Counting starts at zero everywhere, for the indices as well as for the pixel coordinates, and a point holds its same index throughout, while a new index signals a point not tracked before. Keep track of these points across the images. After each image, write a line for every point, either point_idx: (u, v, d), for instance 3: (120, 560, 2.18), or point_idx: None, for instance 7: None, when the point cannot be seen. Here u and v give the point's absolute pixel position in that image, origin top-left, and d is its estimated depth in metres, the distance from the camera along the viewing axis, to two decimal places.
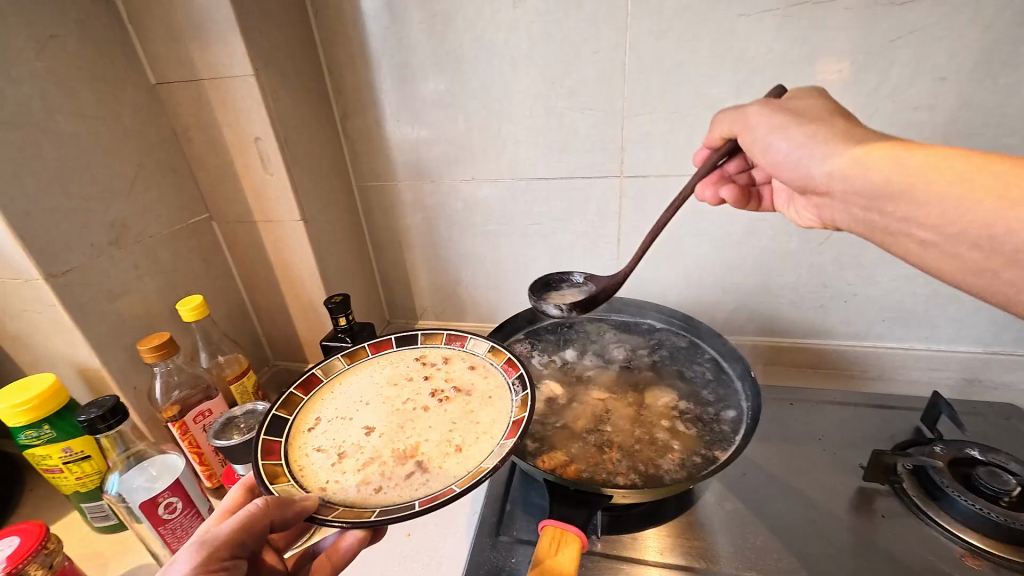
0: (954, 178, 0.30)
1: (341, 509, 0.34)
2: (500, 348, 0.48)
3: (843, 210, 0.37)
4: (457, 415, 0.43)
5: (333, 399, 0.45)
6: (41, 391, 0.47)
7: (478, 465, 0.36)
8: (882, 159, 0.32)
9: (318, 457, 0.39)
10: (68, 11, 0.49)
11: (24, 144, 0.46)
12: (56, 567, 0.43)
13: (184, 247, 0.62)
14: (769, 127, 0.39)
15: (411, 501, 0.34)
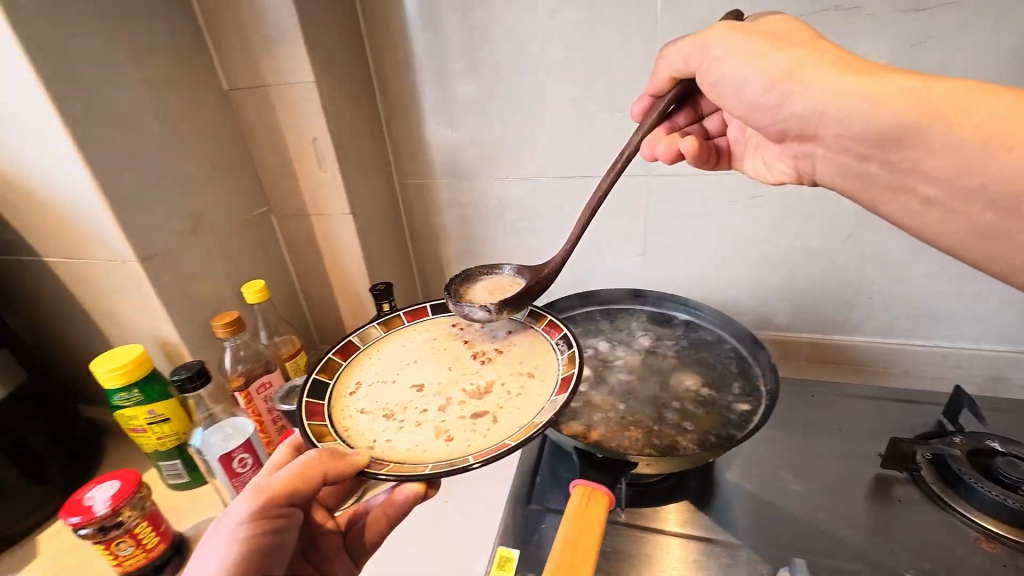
0: (970, 123, 0.30)
1: (392, 464, 0.37)
2: (540, 315, 0.54)
3: (831, 155, 0.39)
4: (500, 378, 0.46)
5: (372, 365, 0.49)
6: (131, 358, 0.54)
7: (533, 419, 0.40)
8: (890, 99, 0.32)
9: (363, 418, 0.43)
10: (160, 26, 0.56)
11: (126, 144, 0.53)
12: (146, 509, 0.50)
13: (247, 237, 0.69)
14: (739, 58, 0.39)
15: (464, 456, 0.37)
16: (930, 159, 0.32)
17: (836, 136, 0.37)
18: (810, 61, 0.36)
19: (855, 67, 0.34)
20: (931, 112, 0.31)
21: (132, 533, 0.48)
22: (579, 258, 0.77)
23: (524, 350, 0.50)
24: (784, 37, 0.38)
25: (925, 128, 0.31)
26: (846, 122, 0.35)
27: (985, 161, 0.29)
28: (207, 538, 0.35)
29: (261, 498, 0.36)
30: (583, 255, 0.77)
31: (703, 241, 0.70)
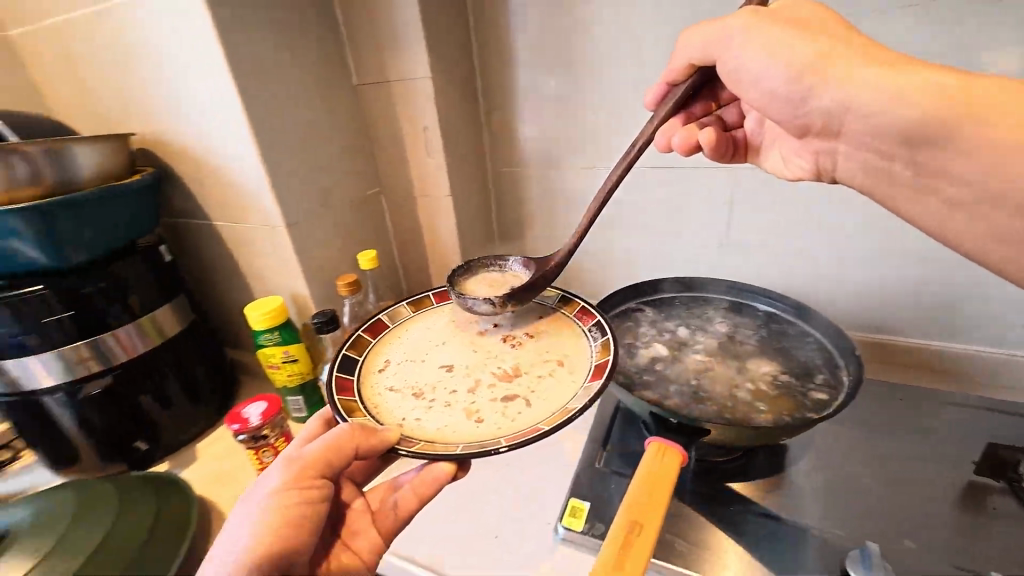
0: (1000, 124, 0.32)
1: (422, 443, 0.41)
2: (572, 301, 0.58)
3: (859, 145, 0.41)
4: (525, 367, 0.50)
5: (399, 349, 0.54)
6: (275, 306, 0.66)
7: (565, 405, 0.43)
8: (915, 97, 0.34)
9: (391, 397, 0.47)
10: (313, 32, 0.67)
11: (283, 129, 0.64)
12: (283, 429, 0.61)
13: (363, 213, 0.79)
14: (760, 48, 0.41)
15: (495, 439, 0.41)
16: (960, 159, 0.34)
17: (860, 129, 0.39)
18: (840, 48, 0.37)
19: (884, 59, 0.37)
20: (968, 105, 0.33)
21: (273, 445, 0.60)
22: (659, 247, 0.80)
23: (549, 339, 0.54)
24: (808, 25, 0.39)
25: (959, 126, 0.33)
26: (871, 115, 0.37)
27: (1009, 160, 0.32)
28: (246, 500, 0.39)
29: (298, 467, 0.40)
30: (663, 245, 0.79)
31: (775, 232, 0.70)
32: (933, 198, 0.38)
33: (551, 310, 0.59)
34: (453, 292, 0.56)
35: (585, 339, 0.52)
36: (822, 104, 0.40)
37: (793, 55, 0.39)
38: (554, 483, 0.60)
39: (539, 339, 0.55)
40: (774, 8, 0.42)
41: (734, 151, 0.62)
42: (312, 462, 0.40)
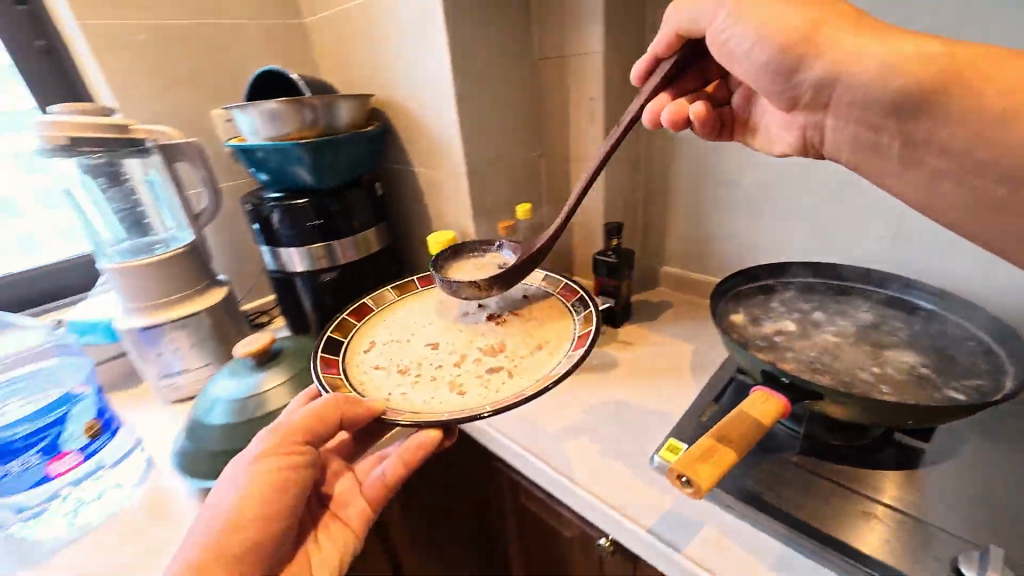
0: (997, 98, 0.34)
1: (409, 412, 0.47)
2: (559, 282, 0.66)
3: (853, 117, 0.43)
4: (505, 348, 0.57)
5: (382, 335, 0.62)
6: (448, 236, 0.83)
7: (546, 374, 0.49)
8: (909, 69, 0.36)
9: (376, 375, 0.54)
10: (511, 12, 0.80)
11: (477, 93, 0.78)
12: None
13: (524, 170, 0.91)
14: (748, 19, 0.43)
15: (479, 405, 0.46)
16: (956, 127, 0.36)
17: (849, 103, 0.42)
18: (823, 20, 0.40)
19: (865, 30, 0.39)
20: (958, 72, 0.35)
21: None
22: (812, 230, 0.76)
23: (538, 327, 0.60)
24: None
25: (947, 94, 0.36)
26: (866, 86, 0.39)
27: (996, 131, 0.35)
28: (230, 468, 0.48)
29: (280, 439, 0.49)
30: (817, 229, 0.76)
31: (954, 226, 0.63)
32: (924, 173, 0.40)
33: (541, 295, 0.67)
34: (439, 276, 0.63)
35: (564, 325, 0.59)
36: (810, 78, 0.43)
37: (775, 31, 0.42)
38: (647, 419, 0.65)
39: (527, 320, 0.62)
40: None
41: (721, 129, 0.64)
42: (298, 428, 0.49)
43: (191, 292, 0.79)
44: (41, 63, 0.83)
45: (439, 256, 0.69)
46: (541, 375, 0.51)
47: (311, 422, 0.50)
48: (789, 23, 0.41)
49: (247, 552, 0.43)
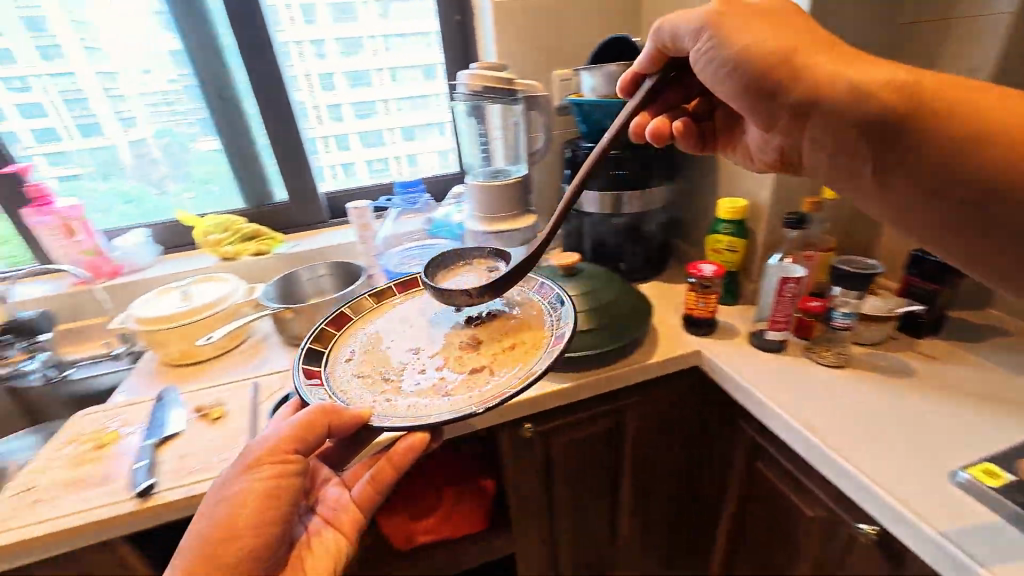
0: (956, 122, 0.40)
1: (400, 419, 0.57)
2: (546, 290, 0.78)
3: (821, 138, 0.48)
4: (485, 346, 0.71)
5: (354, 340, 0.74)
6: (739, 203, 0.85)
7: (527, 371, 0.63)
8: (873, 94, 0.43)
9: (358, 379, 0.66)
10: None
11: None
12: (715, 291, 0.81)
13: None
14: (728, 44, 0.52)
15: (470, 403, 0.58)
16: (943, 152, 0.41)
17: (821, 126, 0.47)
18: (805, 47, 0.48)
19: (844, 59, 0.46)
20: (925, 101, 0.41)
21: (706, 297, 0.81)
22: None
23: (518, 334, 0.72)
24: (771, 25, 0.50)
25: (916, 118, 0.41)
26: (832, 111, 0.45)
27: (968, 151, 0.40)
28: (224, 478, 0.54)
29: (259, 455, 0.54)
30: None
31: None
32: (901, 203, 0.44)
33: (533, 309, 0.77)
34: (429, 289, 0.70)
35: (534, 325, 0.72)
36: (792, 105, 0.48)
37: (767, 56, 0.49)
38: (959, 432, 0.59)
39: (504, 323, 0.75)
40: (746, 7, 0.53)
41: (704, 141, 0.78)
42: (283, 439, 0.54)
43: (513, 215, 1.02)
44: (455, 32, 1.16)
45: (428, 268, 0.76)
46: (524, 373, 0.64)
47: (295, 433, 0.55)
48: (772, 48, 0.49)
49: (241, 556, 0.51)
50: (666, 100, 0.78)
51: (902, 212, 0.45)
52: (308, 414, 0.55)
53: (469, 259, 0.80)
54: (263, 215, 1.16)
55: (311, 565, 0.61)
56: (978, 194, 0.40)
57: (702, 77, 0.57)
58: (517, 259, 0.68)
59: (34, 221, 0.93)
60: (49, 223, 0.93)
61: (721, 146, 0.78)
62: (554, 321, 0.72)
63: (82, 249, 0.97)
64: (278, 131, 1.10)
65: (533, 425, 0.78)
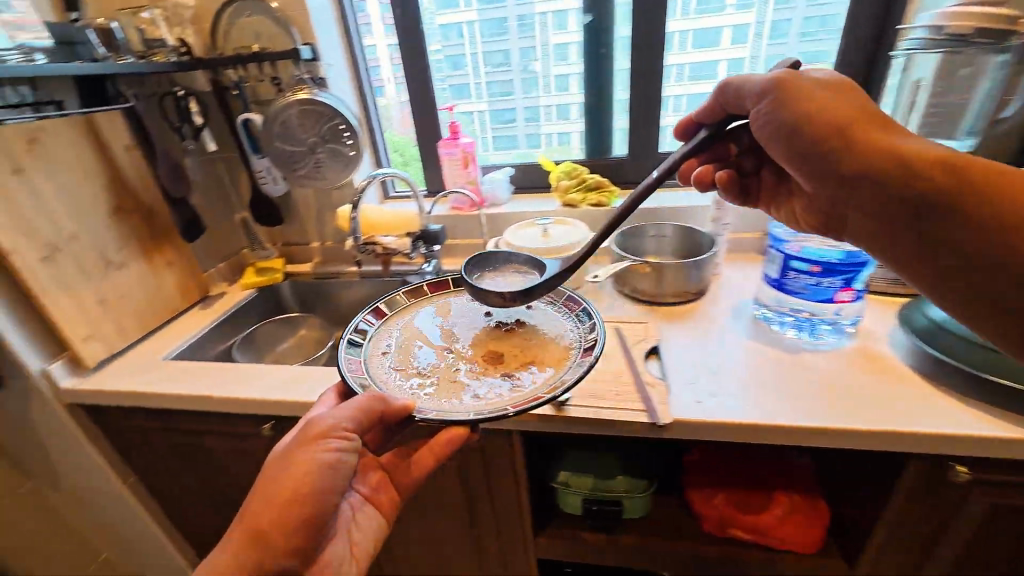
0: (986, 202, 0.46)
1: (432, 412, 0.59)
2: (587, 311, 0.74)
3: (865, 203, 0.54)
4: (506, 359, 0.71)
5: (393, 329, 0.76)
6: None
7: (560, 381, 0.62)
8: (912, 172, 0.49)
9: (394, 372, 0.68)
10: None
11: None
12: None
13: None
14: (786, 110, 0.57)
15: (504, 407, 0.58)
16: (972, 227, 0.47)
17: (866, 196, 0.53)
18: (858, 122, 0.53)
19: (896, 138, 0.52)
20: (959, 174, 0.48)
21: None
22: None
23: (544, 348, 0.71)
24: (827, 97, 0.55)
25: (955, 196, 0.48)
26: (877, 182, 0.52)
27: (996, 228, 0.46)
28: (282, 456, 0.60)
29: (318, 432, 0.60)
30: None
31: None
32: (938, 263, 0.50)
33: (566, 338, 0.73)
34: (469, 285, 0.71)
35: (557, 345, 0.70)
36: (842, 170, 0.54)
37: (824, 127, 0.54)
38: None
39: (529, 337, 0.75)
40: (801, 78, 0.57)
41: (749, 197, 0.79)
42: (340, 422, 0.59)
43: None
44: None
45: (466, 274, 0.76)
46: (555, 384, 0.64)
47: (349, 418, 0.59)
48: (828, 121, 0.54)
49: (297, 524, 0.58)
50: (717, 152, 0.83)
51: (942, 274, 0.50)
52: (360, 400, 0.59)
53: (508, 268, 0.80)
54: (598, 166, 1.22)
55: (359, 538, 0.72)
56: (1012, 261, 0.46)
57: (760, 139, 0.61)
58: (565, 266, 0.69)
59: (443, 151, 1.14)
60: (454, 155, 1.13)
61: (763, 203, 0.79)
62: (578, 337, 0.70)
63: (468, 180, 1.16)
64: (635, 88, 1.12)
65: (970, 469, 0.61)
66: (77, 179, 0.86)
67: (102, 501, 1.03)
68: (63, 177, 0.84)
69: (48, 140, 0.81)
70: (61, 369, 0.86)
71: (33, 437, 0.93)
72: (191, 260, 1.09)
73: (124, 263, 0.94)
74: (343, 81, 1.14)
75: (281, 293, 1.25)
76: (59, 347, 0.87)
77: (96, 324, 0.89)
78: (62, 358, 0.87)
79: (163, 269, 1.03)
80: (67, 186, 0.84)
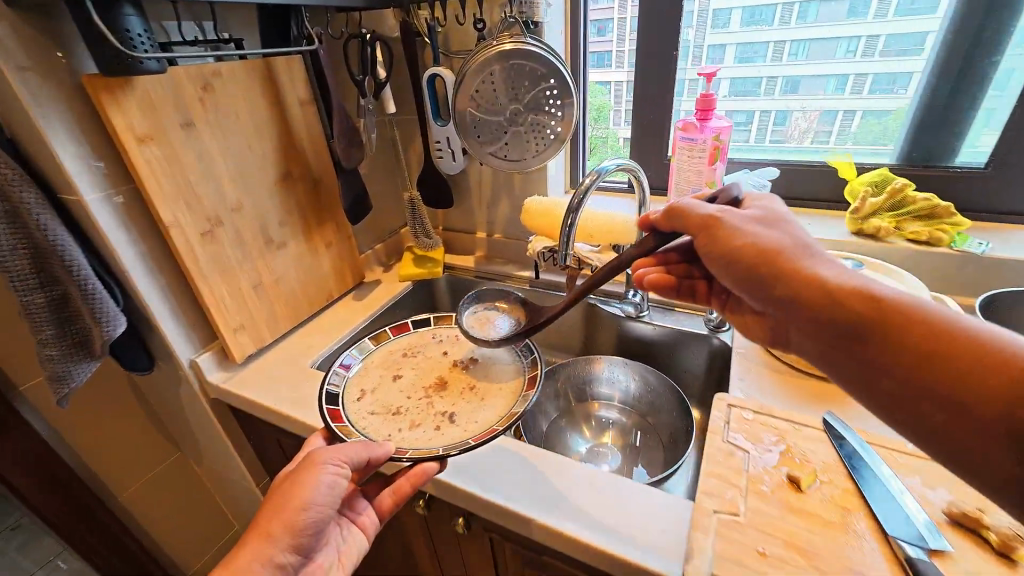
0: (939, 353, 0.33)
1: (414, 450, 0.59)
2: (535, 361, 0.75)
3: (811, 339, 0.41)
4: (458, 383, 0.73)
5: (361, 369, 0.76)
6: None
7: (508, 411, 0.65)
8: (848, 313, 0.37)
9: (370, 418, 0.67)
10: None
11: None
12: None
13: None
14: (717, 241, 0.45)
15: (466, 438, 0.61)
16: (935, 384, 0.33)
17: (809, 330, 0.40)
18: (787, 253, 0.41)
19: (832, 268, 0.40)
20: (901, 322, 0.35)
21: None
22: None
23: (491, 376, 0.75)
24: (757, 232, 0.44)
25: (905, 348, 0.35)
26: (814, 319, 0.39)
27: (955, 388, 0.32)
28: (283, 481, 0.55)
29: (318, 459, 0.55)
30: None
31: None
32: (908, 418, 0.36)
33: (510, 371, 0.76)
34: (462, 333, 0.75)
35: (510, 373, 0.74)
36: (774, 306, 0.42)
37: (754, 259, 0.43)
38: None
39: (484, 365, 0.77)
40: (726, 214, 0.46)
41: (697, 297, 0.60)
42: (342, 457, 0.55)
43: None
44: None
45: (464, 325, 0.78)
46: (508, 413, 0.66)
47: (348, 457, 0.55)
48: (756, 252, 0.43)
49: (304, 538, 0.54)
50: (683, 247, 0.60)
51: (916, 435, 0.36)
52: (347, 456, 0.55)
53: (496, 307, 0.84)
54: (927, 178, 0.79)
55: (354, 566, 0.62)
56: (1001, 445, 0.31)
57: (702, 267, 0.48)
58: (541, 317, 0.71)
59: (680, 136, 0.81)
60: (699, 144, 0.79)
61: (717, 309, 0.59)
62: (529, 364, 0.75)
63: (705, 181, 0.81)
64: None
65: None
66: (247, 140, 0.71)
67: (235, 491, 0.96)
68: (233, 135, 0.69)
69: (221, 89, 0.66)
70: (208, 362, 0.74)
71: (179, 416, 0.86)
72: (352, 242, 0.93)
73: (285, 242, 0.80)
74: (557, 30, 0.87)
75: (437, 289, 1.06)
76: (209, 335, 0.75)
77: (247, 313, 0.76)
78: (211, 350, 0.75)
79: (322, 252, 0.88)
80: (236, 147, 0.69)
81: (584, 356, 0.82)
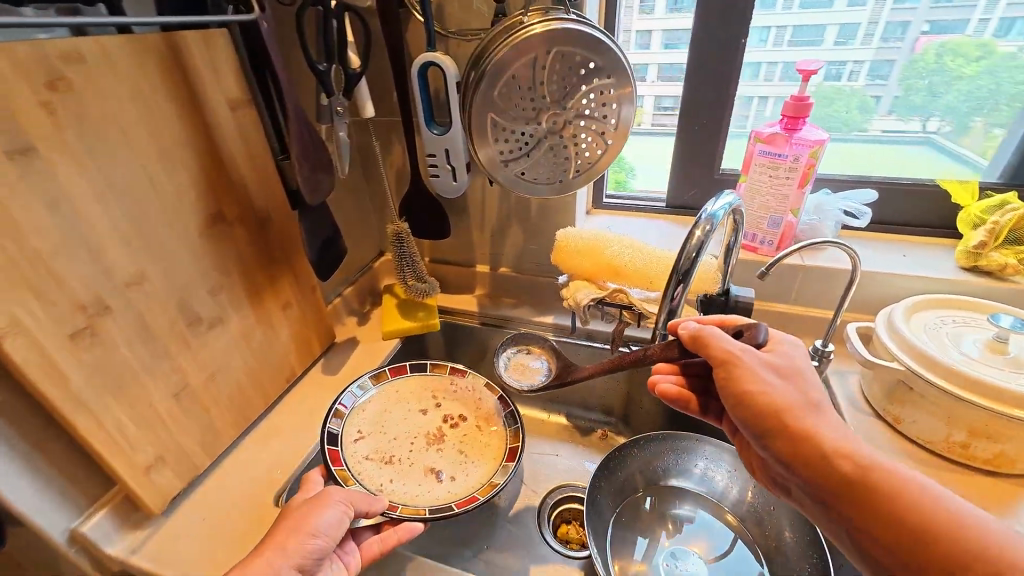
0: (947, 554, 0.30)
1: (402, 507, 0.53)
2: (516, 425, 0.62)
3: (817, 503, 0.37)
4: (460, 429, 0.64)
5: (366, 404, 0.63)
6: None
7: (489, 480, 0.57)
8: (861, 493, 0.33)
9: (367, 464, 0.58)
10: None
11: None
12: None
13: None
14: (737, 386, 0.38)
15: (449, 502, 0.54)
16: None
17: (818, 494, 0.36)
18: (801, 413, 0.36)
19: (846, 438, 0.36)
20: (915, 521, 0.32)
21: None
22: None
23: (476, 425, 0.64)
24: (776, 384, 0.38)
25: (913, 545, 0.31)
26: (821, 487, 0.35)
27: None
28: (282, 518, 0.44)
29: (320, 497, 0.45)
30: None
31: None
32: None
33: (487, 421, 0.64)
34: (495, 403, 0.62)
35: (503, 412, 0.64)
36: (765, 450, 0.38)
37: (766, 415, 0.37)
38: None
39: (477, 411, 0.66)
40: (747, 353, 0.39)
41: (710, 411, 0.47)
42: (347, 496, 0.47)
43: None
44: None
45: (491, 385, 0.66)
46: (485, 479, 0.58)
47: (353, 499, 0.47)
48: (771, 409, 0.37)
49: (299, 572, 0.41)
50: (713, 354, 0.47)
51: None
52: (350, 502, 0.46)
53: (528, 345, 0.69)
54: None
55: None
56: None
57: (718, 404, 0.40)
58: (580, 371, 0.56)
59: (758, 150, 0.63)
60: (783, 160, 0.62)
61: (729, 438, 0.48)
62: (507, 413, 0.64)
63: (789, 208, 0.65)
64: None
65: None
66: (144, 169, 0.43)
67: None
68: (116, 164, 0.41)
69: (86, 84, 0.38)
70: (103, 528, 0.47)
71: None
72: (318, 295, 0.67)
73: (220, 317, 0.53)
74: (587, 5, 0.65)
75: (432, 341, 0.82)
76: (100, 480, 0.47)
77: (167, 436, 0.49)
78: (107, 506, 0.47)
79: (279, 319, 0.61)
80: (123, 183, 0.42)
81: (677, 435, 0.63)
